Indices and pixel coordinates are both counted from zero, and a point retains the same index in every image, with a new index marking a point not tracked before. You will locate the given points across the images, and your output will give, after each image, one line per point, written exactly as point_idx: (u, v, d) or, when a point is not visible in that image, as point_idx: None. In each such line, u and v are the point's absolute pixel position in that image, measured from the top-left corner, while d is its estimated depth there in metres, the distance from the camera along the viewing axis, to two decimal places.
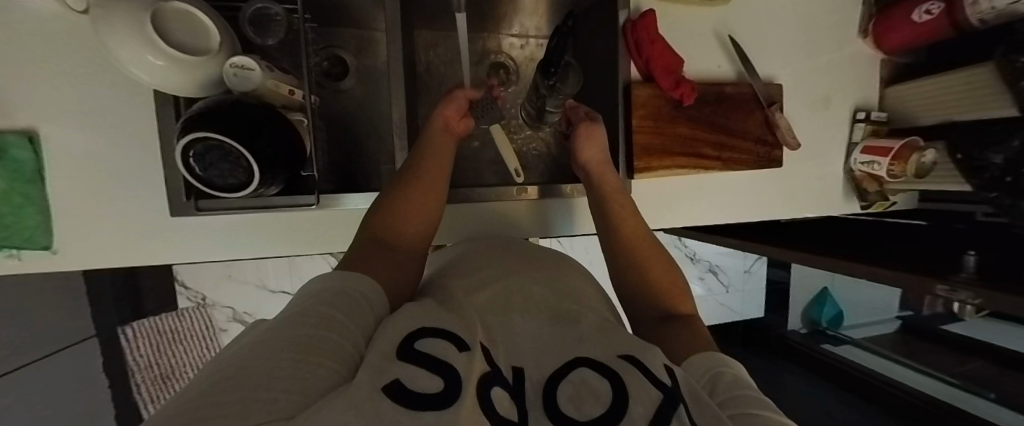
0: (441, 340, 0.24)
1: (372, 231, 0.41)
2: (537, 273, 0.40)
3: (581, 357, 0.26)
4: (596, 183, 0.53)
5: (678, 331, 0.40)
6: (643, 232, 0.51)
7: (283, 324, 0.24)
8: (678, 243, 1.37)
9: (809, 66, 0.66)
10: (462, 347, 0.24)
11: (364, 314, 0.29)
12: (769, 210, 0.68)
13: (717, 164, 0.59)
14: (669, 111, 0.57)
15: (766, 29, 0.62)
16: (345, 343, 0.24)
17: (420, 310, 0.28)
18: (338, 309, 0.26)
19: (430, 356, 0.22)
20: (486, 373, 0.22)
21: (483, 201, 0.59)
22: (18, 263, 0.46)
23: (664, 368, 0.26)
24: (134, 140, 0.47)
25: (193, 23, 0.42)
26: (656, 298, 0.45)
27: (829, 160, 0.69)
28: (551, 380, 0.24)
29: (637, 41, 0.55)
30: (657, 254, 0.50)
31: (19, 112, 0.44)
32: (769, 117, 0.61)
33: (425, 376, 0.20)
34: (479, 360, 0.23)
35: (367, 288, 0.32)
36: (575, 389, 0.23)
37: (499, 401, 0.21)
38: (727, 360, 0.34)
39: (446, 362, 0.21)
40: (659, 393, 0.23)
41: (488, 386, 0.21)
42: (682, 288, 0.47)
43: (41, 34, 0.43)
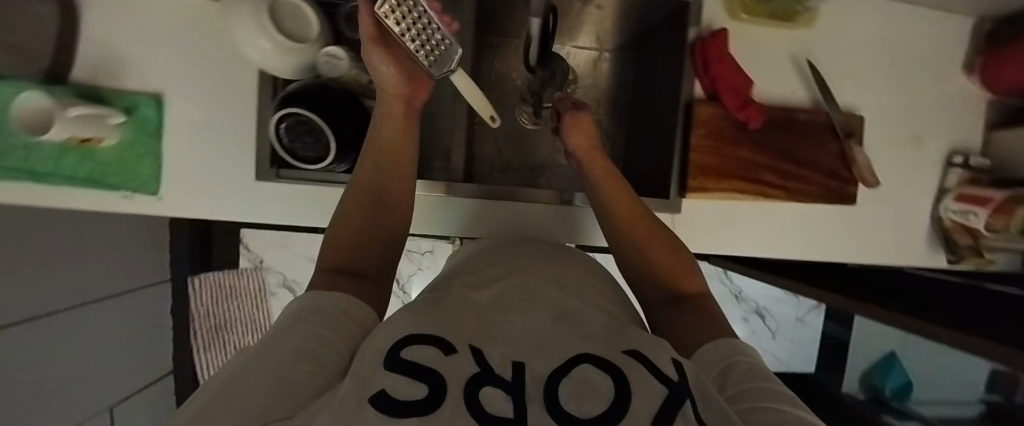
0: (426, 345, 0.22)
1: (333, 258, 0.36)
2: (552, 266, 0.41)
3: (581, 352, 0.24)
4: (586, 169, 0.55)
5: (689, 312, 0.40)
6: (638, 213, 0.50)
7: (267, 345, 0.25)
8: (724, 278, 1.29)
9: (896, 100, 0.60)
10: (449, 350, 0.22)
11: (347, 326, 0.29)
12: (836, 250, 0.62)
13: (781, 194, 0.56)
14: (733, 132, 0.55)
15: (848, 55, 0.58)
16: (327, 356, 0.24)
17: (408, 315, 0.27)
18: (316, 325, 0.27)
19: (415, 362, 0.21)
20: (473, 375, 0.20)
21: (524, 200, 0.61)
22: (130, 203, 0.55)
23: (670, 362, 0.25)
24: (232, 110, 0.54)
25: (300, 15, 0.48)
26: (665, 281, 0.44)
27: (910, 203, 0.63)
28: (553, 373, 0.21)
29: (706, 59, 0.54)
30: (665, 242, 0.48)
31: (155, 79, 0.53)
32: (845, 150, 0.57)
33: (408, 381, 0.19)
34: (465, 362, 0.21)
35: (344, 304, 0.31)
36: (576, 386, 0.20)
37: (487, 401, 0.18)
38: (745, 348, 0.33)
39: (431, 370, 0.20)
40: (664, 389, 0.21)
41: (476, 385, 0.19)
42: (690, 268, 0.46)
43: (182, 16, 0.52)
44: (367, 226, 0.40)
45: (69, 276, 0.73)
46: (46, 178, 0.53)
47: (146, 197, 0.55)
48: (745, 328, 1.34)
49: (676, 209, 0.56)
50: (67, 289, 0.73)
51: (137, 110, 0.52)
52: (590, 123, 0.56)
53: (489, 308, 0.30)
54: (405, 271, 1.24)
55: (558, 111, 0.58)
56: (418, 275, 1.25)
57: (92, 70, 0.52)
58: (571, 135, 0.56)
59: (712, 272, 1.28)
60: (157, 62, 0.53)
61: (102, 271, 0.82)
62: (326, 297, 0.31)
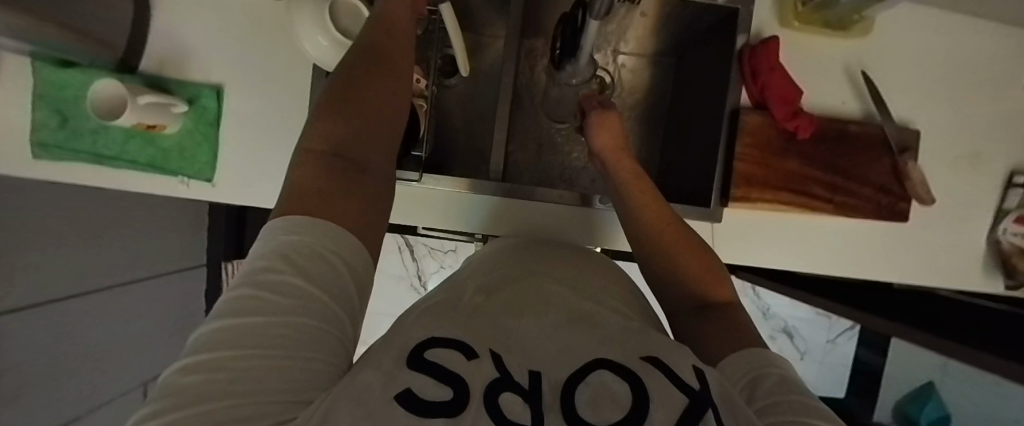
0: (446, 347, 0.21)
1: (321, 142, 0.28)
2: (579, 268, 0.39)
3: (598, 357, 0.23)
4: (612, 171, 0.53)
5: (715, 322, 0.37)
6: (666, 216, 0.47)
7: (243, 300, 0.18)
8: (752, 293, 1.25)
9: (954, 114, 0.58)
10: (469, 354, 0.21)
11: (341, 277, 0.22)
12: (884, 268, 0.60)
13: (828, 207, 0.54)
14: (781, 143, 0.54)
15: (904, 67, 0.56)
16: (327, 336, 0.19)
17: (422, 316, 0.25)
18: (308, 281, 0.19)
19: (438, 363, 0.19)
20: (493, 379, 0.19)
21: (549, 201, 0.60)
22: (186, 188, 0.58)
23: (691, 371, 0.24)
24: (284, 103, 0.57)
25: (357, 13, 0.49)
26: (692, 286, 0.42)
27: (965, 225, 0.60)
28: (570, 380, 0.21)
29: (755, 68, 0.53)
30: (690, 243, 0.45)
31: (215, 71, 0.56)
32: (898, 166, 0.55)
33: (434, 381, 0.18)
34: (485, 364, 0.20)
35: (347, 253, 0.23)
36: (595, 393, 0.20)
37: (508, 410, 0.18)
38: (776, 358, 0.31)
39: (453, 372, 0.19)
40: (684, 398, 0.21)
41: (495, 391, 0.19)
42: (719, 274, 0.43)
43: (244, 13, 0.55)
44: (360, 114, 0.30)
45: (101, 258, 0.77)
46: (112, 160, 0.57)
47: (200, 183, 0.57)
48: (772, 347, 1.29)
49: (716, 218, 0.55)
50: (96, 270, 0.76)
51: (199, 100, 0.55)
52: (617, 124, 0.55)
53: (510, 305, 0.29)
54: (428, 269, 1.26)
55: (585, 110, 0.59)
56: (440, 273, 1.26)
57: (159, 60, 0.56)
58: (597, 135, 0.55)
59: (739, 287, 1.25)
60: (218, 54, 0.56)
61: (132, 254, 0.86)
62: (332, 236, 0.23)
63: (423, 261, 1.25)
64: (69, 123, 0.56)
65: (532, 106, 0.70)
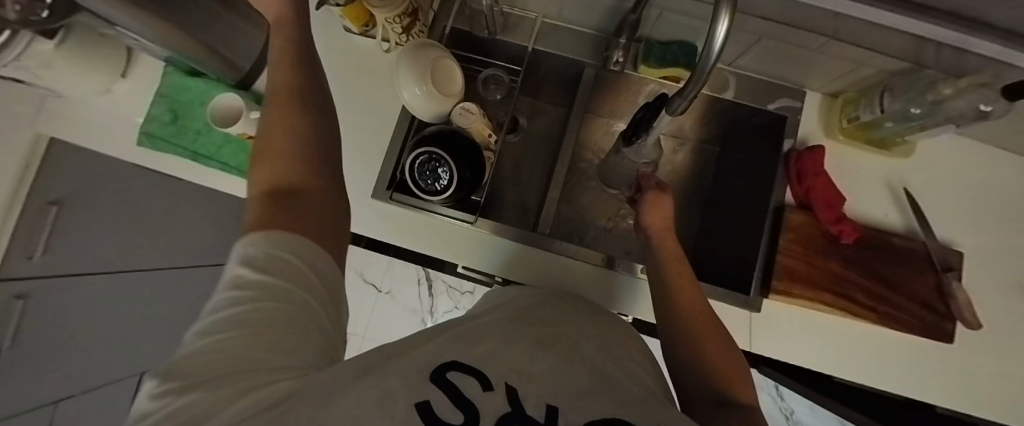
0: (466, 375, 0.22)
1: (265, 184, 0.33)
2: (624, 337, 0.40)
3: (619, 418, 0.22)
4: (656, 248, 0.55)
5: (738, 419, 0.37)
6: (700, 305, 0.48)
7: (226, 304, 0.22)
8: (774, 393, 1.15)
9: (998, 244, 0.59)
10: (485, 385, 0.22)
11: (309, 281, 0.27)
12: (933, 391, 0.57)
13: (870, 315, 0.54)
14: (825, 244, 0.55)
15: (945, 191, 0.59)
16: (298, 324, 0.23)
17: (454, 339, 0.27)
18: (279, 280, 0.24)
19: (458, 388, 0.21)
20: (503, 415, 0.20)
21: (568, 256, 0.63)
22: None
23: None
24: (365, 132, 0.62)
25: (449, 74, 0.57)
26: (712, 378, 0.42)
27: (1016, 359, 0.58)
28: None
29: (800, 171, 0.57)
30: (715, 334, 0.46)
31: None
32: (943, 284, 0.55)
33: (452, 406, 0.19)
34: (500, 399, 0.21)
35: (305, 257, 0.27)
36: None
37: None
38: None
39: (467, 399, 0.20)
40: None
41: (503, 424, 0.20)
42: (742, 372, 0.43)
43: (352, 57, 0.64)
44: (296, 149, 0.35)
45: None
46: (206, 159, 0.64)
47: None
48: None
49: (755, 308, 0.55)
50: None
51: None
52: (667, 206, 0.59)
53: (566, 352, 0.29)
54: (442, 306, 1.25)
55: (640, 186, 0.62)
56: (453, 312, 1.25)
57: None
58: (647, 214, 0.59)
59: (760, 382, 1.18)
60: None
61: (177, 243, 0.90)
62: (286, 242, 0.27)
63: (440, 297, 1.25)
64: (178, 121, 0.64)
65: (582, 170, 0.75)
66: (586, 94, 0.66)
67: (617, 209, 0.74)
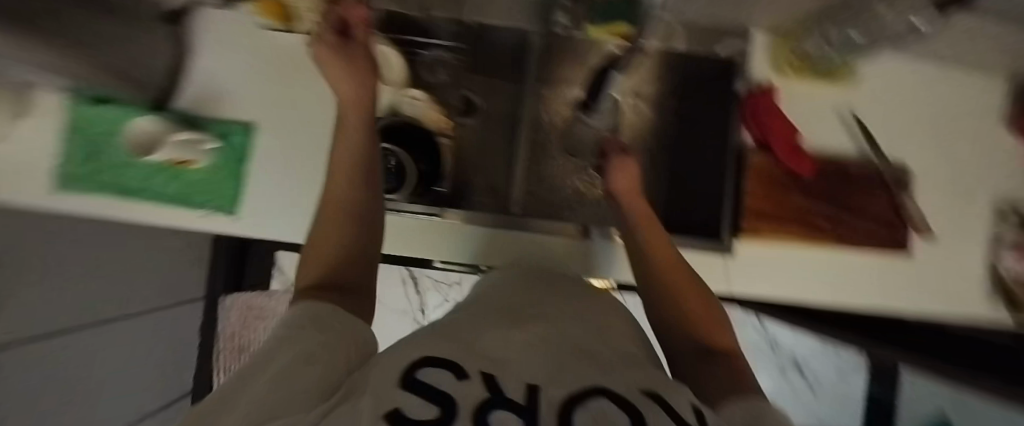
0: (438, 368, 0.18)
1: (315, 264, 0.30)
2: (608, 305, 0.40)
3: (597, 385, 0.20)
4: (625, 209, 0.56)
5: (722, 366, 0.36)
6: (675, 260, 0.49)
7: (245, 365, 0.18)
8: (756, 324, 1.26)
9: (941, 153, 0.62)
10: (461, 375, 0.18)
11: (346, 343, 0.22)
12: (897, 299, 0.61)
13: (833, 240, 0.57)
14: (785, 179, 0.57)
15: (890, 110, 0.61)
16: (334, 355, 0.20)
17: (415, 343, 0.23)
18: (308, 333, 0.20)
19: (431, 384, 0.17)
20: (485, 400, 0.17)
21: (539, 232, 0.61)
22: (208, 223, 0.58)
23: (690, 411, 0.23)
24: (313, 136, 0.59)
25: (390, 62, 0.54)
26: (693, 327, 0.42)
27: (964, 256, 0.62)
28: (570, 399, 0.18)
29: (754, 113, 0.58)
30: (693, 287, 0.46)
31: (244, 108, 0.58)
32: (894, 200, 0.58)
33: (424, 401, 0.15)
34: (478, 386, 0.18)
35: (346, 324, 0.24)
36: (593, 417, 0.17)
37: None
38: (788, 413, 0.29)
39: (444, 392, 0.16)
40: None
41: (486, 411, 0.16)
42: (722, 320, 0.44)
43: (278, 56, 0.59)
44: (341, 220, 0.33)
45: None
46: (133, 194, 0.56)
47: (222, 217, 0.58)
48: (783, 383, 1.27)
49: (729, 251, 0.57)
50: None
51: (229, 136, 0.57)
52: (633, 170, 0.59)
53: (546, 334, 0.27)
54: (432, 302, 1.23)
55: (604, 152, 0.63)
56: (443, 306, 1.24)
57: (193, 98, 0.57)
58: (615, 178, 0.58)
59: (743, 319, 1.25)
60: (251, 92, 0.58)
61: None
62: (335, 316, 0.23)
63: (428, 294, 1.23)
64: (93, 157, 0.56)
65: None
66: (538, 65, 0.63)
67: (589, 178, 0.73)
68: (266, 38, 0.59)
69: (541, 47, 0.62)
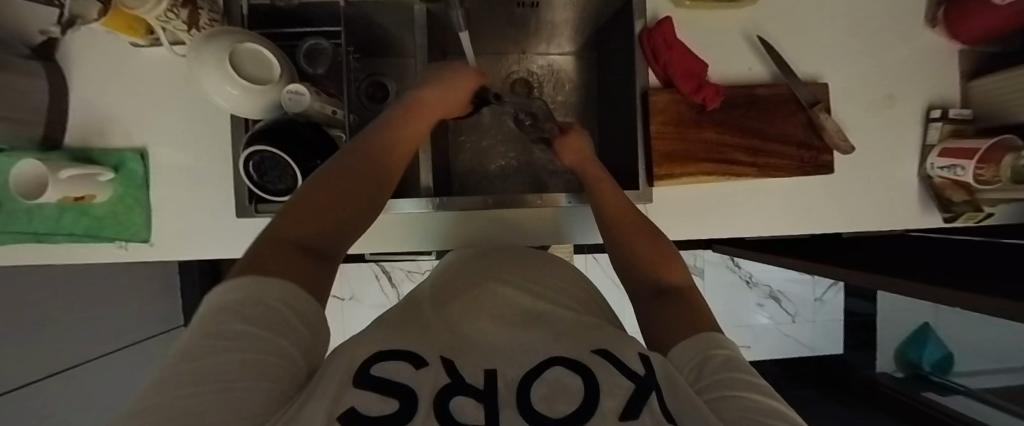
0: (393, 361, 0.21)
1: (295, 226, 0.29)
2: (540, 268, 0.39)
3: (553, 356, 0.23)
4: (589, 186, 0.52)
5: (672, 305, 0.35)
6: (630, 213, 0.48)
7: (170, 360, 0.17)
8: (731, 264, 1.27)
9: (862, 62, 0.60)
10: (419, 364, 0.21)
11: (296, 328, 0.22)
12: (824, 219, 0.61)
13: (752, 171, 0.55)
14: (693, 115, 0.55)
15: (802, 26, 0.58)
16: (287, 346, 0.20)
17: (373, 332, 0.25)
18: (260, 325, 0.20)
19: (388, 377, 0.19)
20: (444, 386, 0.20)
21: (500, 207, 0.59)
22: (126, 252, 0.58)
23: (639, 358, 0.23)
24: (210, 152, 0.57)
25: (260, 59, 0.51)
26: (652, 270, 0.40)
27: (894, 165, 0.61)
28: (525, 378, 0.21)
29: (654, 48, 0.54)
30: (651, 237, 0.45)
31: (137, 134, 0.57)
32: (812, 119, 0.56)
33: (378, 396, 0.18)
34: (438, 373, 0.21)
35: (289, 297, 0.23)
36: (549, 388, 0.20)
37: (460, 412, 0.18)
38: (728, 341, 0.29)
39: (400, 384, 0.19)
40: (631, 384, 0.21)
41: (447, 397, 0.19)
42: (677, 260, 0.42)
43: (158, 74, 0.57)
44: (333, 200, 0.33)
45: None
46: (49, 236, 0.56)
47: (139, 245, 0.58)
48: (763, 315, 1.30)
49: (648, 198, 0.56)
50: None
51: (124, 165, 0.56)
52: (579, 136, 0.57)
53: (520, 315, 0.29)
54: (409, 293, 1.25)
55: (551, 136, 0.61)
56: None
57: (82, 132, 0.56)
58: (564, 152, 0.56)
59: (718, 260, 1.26)
60: (142, 116, 0.57)
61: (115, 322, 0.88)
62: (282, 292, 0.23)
63: (404, 285, 1.25)
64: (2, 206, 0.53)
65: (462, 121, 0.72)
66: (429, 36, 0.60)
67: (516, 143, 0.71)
68: (139, 56, 0.56)
69: (424, 16, 0.57)
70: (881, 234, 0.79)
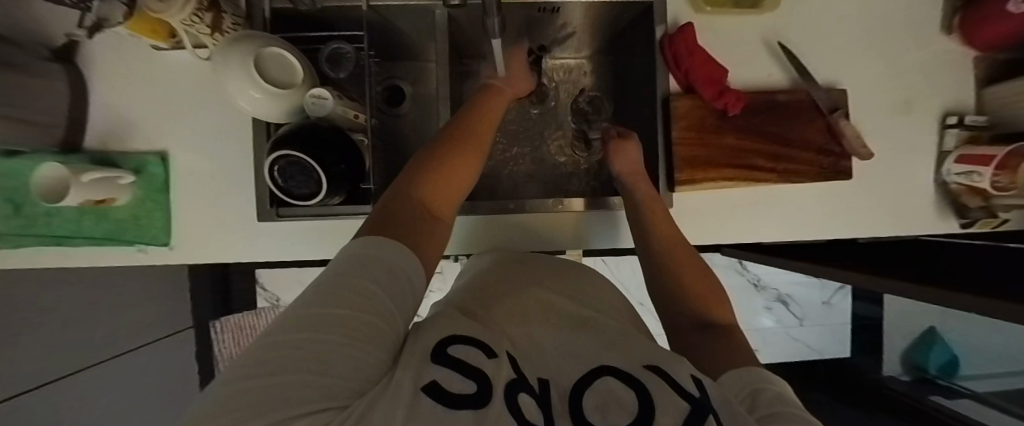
0: (464, 346, 0.22)
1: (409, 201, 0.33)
2: (579, 275, 0.40)
3: (604, 365, 0.23)
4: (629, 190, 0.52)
5: (716, 340, 0.37)
6: (677, 237, 0.48)
7: (304, 310, 0.19)
8: (739, 267, 1.27)
9: (880, 69, 0.60)
10: (489, 353, 0.22)
11: (403, 291, 0.24)
12: (841, 224, 0.61)
13: (772, 177, 0.56)
14: (714, 121, 0.56)
15: (820, 33, 0.59)
16: (392, 312, 0.22)
17: (442, 317, 0.26)
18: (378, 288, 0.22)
19: (461, 359, 0.20)
20: (510, 379, 0.20)
21: (519, 212, 0.60)
22: (145, 255, 0.58)
23: (691, 380, 0.23)
24: (231, 155, 0.58)
25: (285, 63, 0.51)
26: (695, 305, 0.42)
27: (910, 170, 0.61)
28: (578, 385, 0.22)
29: (675, 54, 0.55)
30: (695, 268, 0.46)
31: (157, 138, 0.57)
32: (831, 125, 0.56)
33: (458, 376, 0.18)
34: (503, 366, 0.21)
35: (403, 264, 0.25)
36: (600, 399, 0.20)
37: (526, 407, 0.18)
38: (774, 377, 0.29)
39: (475, 367, 0.20)
40: (687, 405, 0.20)
41: (514, 389, 0.19)
42: (720, 295, 0.44)
43: (178, 77, 0.57)
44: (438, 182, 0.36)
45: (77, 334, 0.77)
46: (69, 240, 0.56)
47: (159, 249, 0.58)
48: (770, 318, 1.30)
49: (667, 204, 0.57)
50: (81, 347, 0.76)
51: (146, 168, 0.56)
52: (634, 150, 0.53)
53: (564, 321, 0.29)
54: (417, 295, 1.25)
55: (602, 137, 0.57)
56: (430, 297, 1.26)
57: (102, 135, 0.56)
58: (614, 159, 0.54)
59: (726, 263, 1.26)
60: (162, 119, 0.57)
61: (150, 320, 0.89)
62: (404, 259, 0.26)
63: None
64: (24, 209, 0.52)
65: None
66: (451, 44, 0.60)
67: (536, 146, 0.72)
68: (160, 59, 0.56)
69: (445, 20, 0.57)
70: (893, 238, 0.80)
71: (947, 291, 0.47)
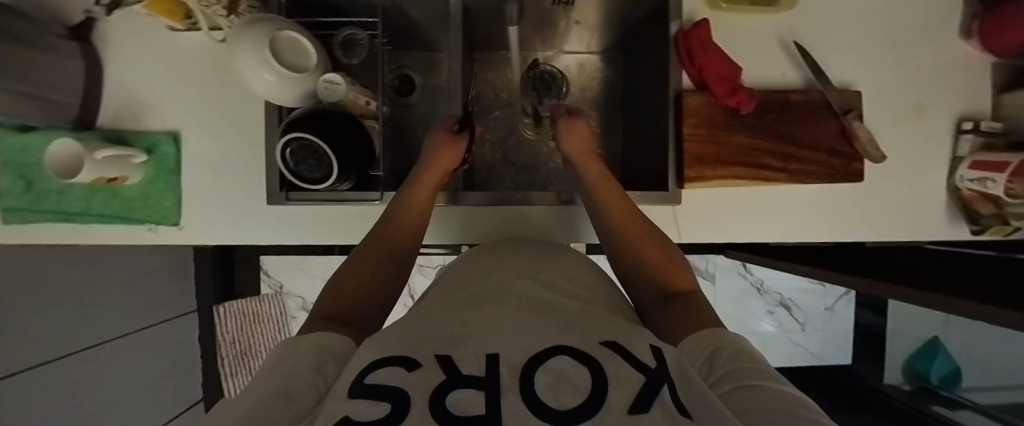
0: (385, 367, 0.18)
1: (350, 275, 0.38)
2: (554, 260, 0.41)
3: (557, 344, 0.21)
4: (580, 171, 0.54)
5: (680, 308, 0.36)
6: (633, 216, 0.48)
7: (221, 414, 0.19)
8: (743, 270, 1.26)
9: (894, 71, 0.60)
10: (412, 366, 0.18)
11: (329, 359, 0.25)
12: (850, 227, 0.61)
13: (781, 176, 0.55)
14: (726, 119, 0.55)
15: (836, 32, 0.58)
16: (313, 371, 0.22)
17: (371, 340, 0.22)
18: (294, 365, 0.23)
19: (380, 385, 0.17)
20: (441, 383, 0.17)
21: (520, 203, 0.60)
22: (153, 235, 0.59)
23: (649, 350, 0.22)
24: (242, 138, 0.58)
25: (298, 48, 0.51)
26: (657, 277, 0.42)
27: (922, 175, 0.61)
28: (528, 363, 0.18)
29: (688, 51, 0.54)
30: (655, 245, 0.45)
31: (169, 118, 0.57)
32: (844, 126, 0.56)
33: (372, 402, 0.16)
34: (433, 371, 0.18)
35: (324, 341, 0.27)
36: (553, 378, 0.17)
37: (457, 406, 0.15)
38: (736, 336, 0.29)
39: (394, 387, 0.16)
40: (642, 376, 0.18)
41: (444, 392, 0.16)
42: (683, 267, 0.43)
43: (190, 58, 0.57)
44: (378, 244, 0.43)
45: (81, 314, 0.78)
46: (78, 217, 0.56)
47: (168, 228, 0.59)
48: (772, 322, 1.29)
49: (676, 200, 0.56)
50: None
51: (157, 148, 0.56)
52: (582, 127, 0.56)
53: (527, 302, 0.28)
54: (420, 286, 1.25)
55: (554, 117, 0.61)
56: None
57: (115, 113, 0.56)
58: (568, 140, 0.56)
59: (729, 266, 1.26)
60: (174, 100, 0.57)
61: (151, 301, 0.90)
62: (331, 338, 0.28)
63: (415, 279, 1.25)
64: (34, 186, 0.54)
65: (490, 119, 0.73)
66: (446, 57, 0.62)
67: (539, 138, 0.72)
68: (175, 40, 0.57)
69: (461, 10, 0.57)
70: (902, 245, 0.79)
71: (954, 296, 0.47)
